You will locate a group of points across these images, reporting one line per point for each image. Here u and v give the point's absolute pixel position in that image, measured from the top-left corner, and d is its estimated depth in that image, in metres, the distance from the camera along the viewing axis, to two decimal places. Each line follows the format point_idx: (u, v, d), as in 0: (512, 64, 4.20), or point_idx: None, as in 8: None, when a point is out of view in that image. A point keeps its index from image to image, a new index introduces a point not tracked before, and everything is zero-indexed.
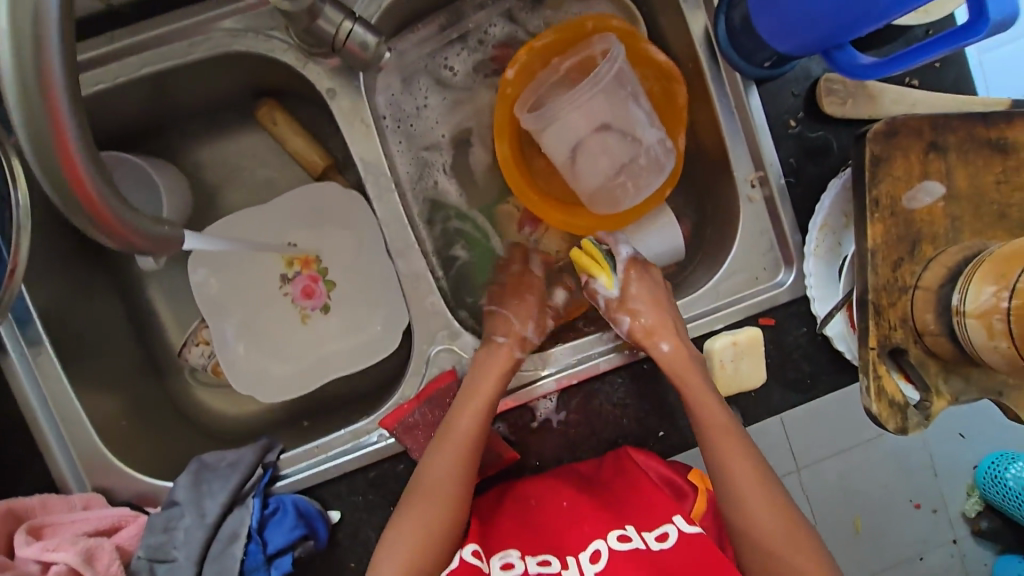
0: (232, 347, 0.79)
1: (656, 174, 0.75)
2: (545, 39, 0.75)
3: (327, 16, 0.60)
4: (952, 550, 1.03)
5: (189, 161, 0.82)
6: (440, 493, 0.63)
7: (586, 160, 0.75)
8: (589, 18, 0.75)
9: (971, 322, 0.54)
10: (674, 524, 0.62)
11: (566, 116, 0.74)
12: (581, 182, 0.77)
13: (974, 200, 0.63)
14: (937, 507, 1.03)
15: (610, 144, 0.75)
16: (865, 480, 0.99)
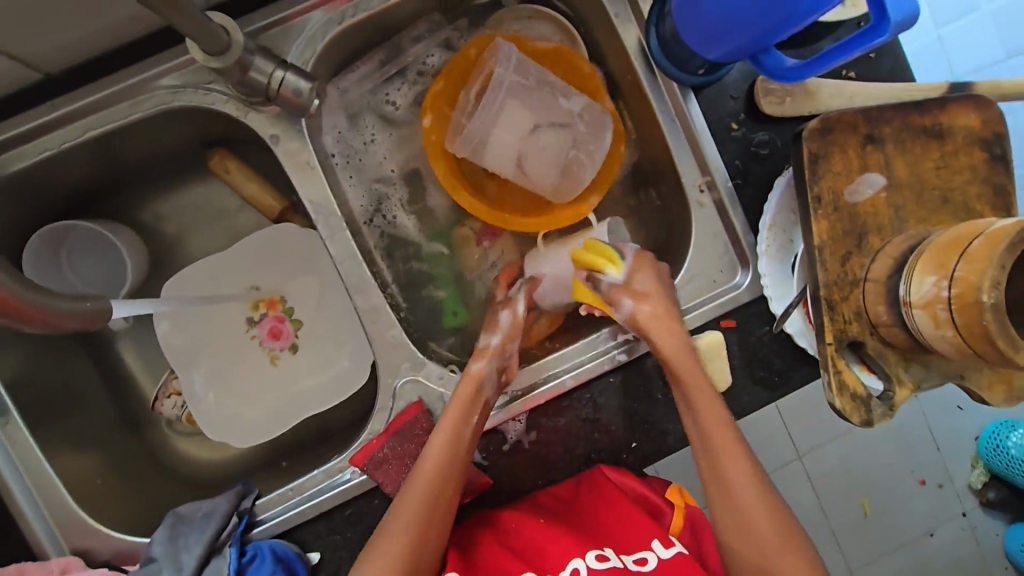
0: (203, 397, 0.79)
1: (601, 133, 0.75)
2: (440, 83, 0.76)
3: (257, 67, 0.61)
4: (962, 523, 1.05)
5: (149, 215, 0.84)
6: (416, 535, 0.60)
7: (535, 163, 0.76)
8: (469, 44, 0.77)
9: (917, 312, 0.54)
10: (652, 550, 0.62)
11: (495, 136, 0.74)
12: (541, 178, 0.76)
13: (916, 187, 0.63)
14: (943, 482, 1.05)
15: (547, 144, 0.75)
16: (868, 460, 1.03)
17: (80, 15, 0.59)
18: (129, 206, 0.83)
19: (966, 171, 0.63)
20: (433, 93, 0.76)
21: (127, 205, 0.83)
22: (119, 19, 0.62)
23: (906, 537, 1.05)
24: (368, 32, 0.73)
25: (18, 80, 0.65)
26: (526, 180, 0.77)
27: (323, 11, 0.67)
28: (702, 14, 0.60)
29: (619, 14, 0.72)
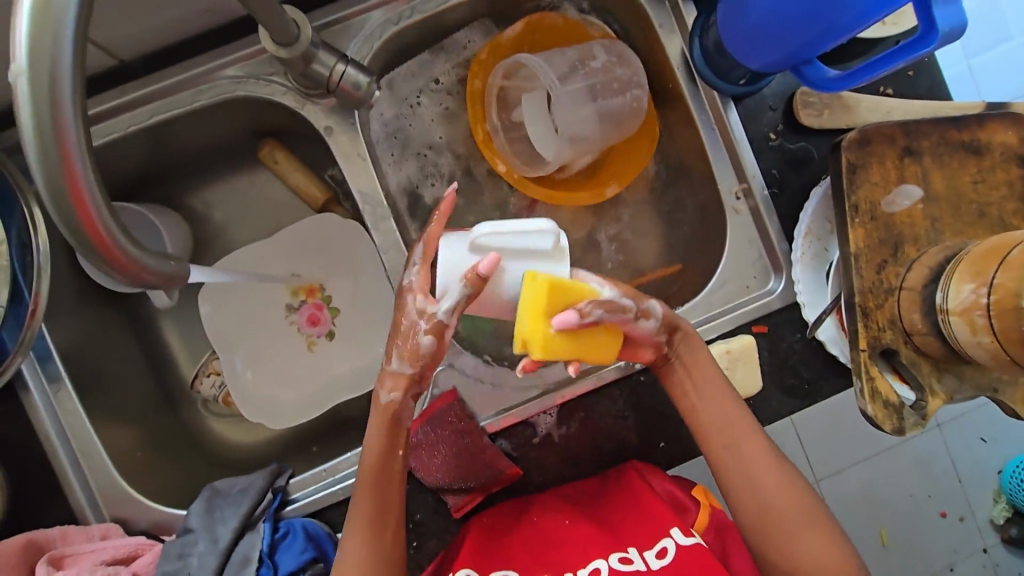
0: (242, 374, 0.82)
1: (629, 66, 0.77)
2: (479, 132, 0.77)
3: (320, 60, 0.64)
4: (983, 558, 1.04)
5: (199, 201, 0.88)
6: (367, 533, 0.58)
7: (587, 128, 0.77)
8: (469, 79, 0.78)
9: (954, 319, 0.55)
10: (671, 538, 0.63)
11: (562, 142, 0.77)
12: (595, 130, 0.78)
13: (952, 200, 0.64)
14: (965, 515, 1.04)
15: (590, 100, 0.77)
16: (888, 489, 1.01)
17: (161, 7, 0.64)
18: (181, 191, 0.87)
19: (1004, 187, 0.64)
20: (469, 105, 0.78)
21: (179, 190, 0.87)
22: (195, 11, 0.67)
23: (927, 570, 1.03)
24: (420, 34, 0.76)
25: (97, 65, 0.69)
26: (583, 145, 0.79)
27: (380, 11, 0.72)
28: (747, 26, 0.63)
29: (663, 24, 0.75)
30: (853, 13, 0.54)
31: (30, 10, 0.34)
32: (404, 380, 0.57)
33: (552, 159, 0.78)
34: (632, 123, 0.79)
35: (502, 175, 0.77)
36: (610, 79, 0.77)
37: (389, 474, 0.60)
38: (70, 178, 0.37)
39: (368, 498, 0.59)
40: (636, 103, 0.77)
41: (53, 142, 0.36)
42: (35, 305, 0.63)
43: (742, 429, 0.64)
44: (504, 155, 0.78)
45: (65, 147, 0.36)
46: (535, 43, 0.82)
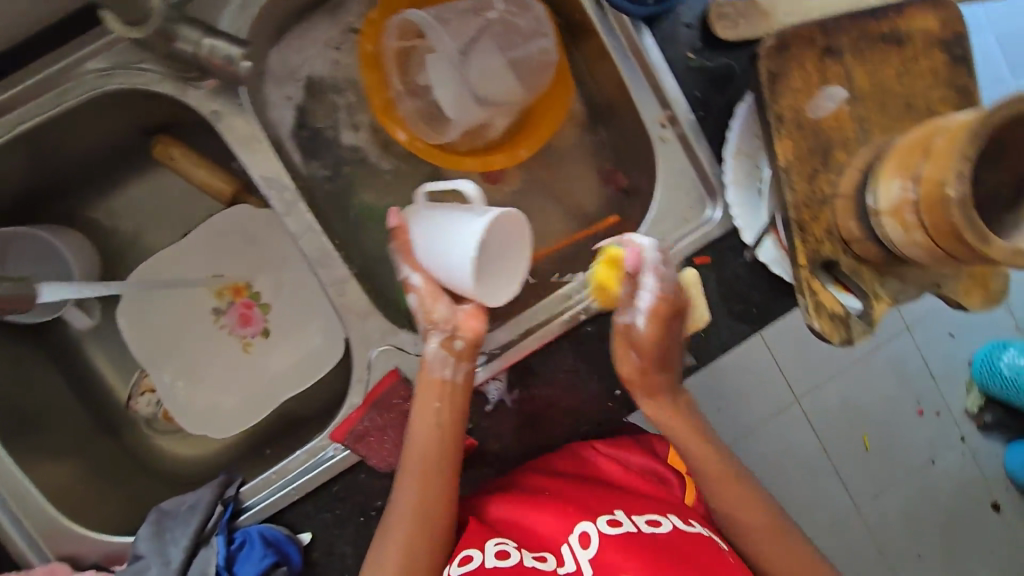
0: (176, 388, 0.77)
1: (524, 11, 0.73)
2: (377, 99, 0.72)
3: (183, 37, 0.58)
4: (963, 448, 1.34)
5: (102, 212, 0.81)
6: (422, 519, 0.62)
7: (503, 88, 0.74)
8: (361, 40, 0.72)
9: (887, 221, 0.52)
10: (668, 520, 0.63)
11: (473, 104, 0.74)
12: (505, 86, 0.74)
13: (878, 97, 0.61)
14: (940, 409, 1.34)
15: (502, 57, 0.74)
16: (863, 386, 1.32)
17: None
18: (78, 205, 0.80)
19: (929, 75, 0.62)
20: (364, 69, 0.72)
21: (76, 205, 0.80)
22: None
23: (911, 464, 1.33)
24: None
25: None
26: (499, 107, 0.75)
27: None
28: None
29: None
30: None
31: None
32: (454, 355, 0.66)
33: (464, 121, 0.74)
34: (548, 79, 0.74)
35: (404, 144, 0.72)
36: (517, 31, 0.74)
37: (434, 430, 0.64)
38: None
39: (413, 456, 0.63)
40: (548, 58, 0.73)
41: None
42: None
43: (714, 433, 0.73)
44: (406, 123, 0.73)
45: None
46: None
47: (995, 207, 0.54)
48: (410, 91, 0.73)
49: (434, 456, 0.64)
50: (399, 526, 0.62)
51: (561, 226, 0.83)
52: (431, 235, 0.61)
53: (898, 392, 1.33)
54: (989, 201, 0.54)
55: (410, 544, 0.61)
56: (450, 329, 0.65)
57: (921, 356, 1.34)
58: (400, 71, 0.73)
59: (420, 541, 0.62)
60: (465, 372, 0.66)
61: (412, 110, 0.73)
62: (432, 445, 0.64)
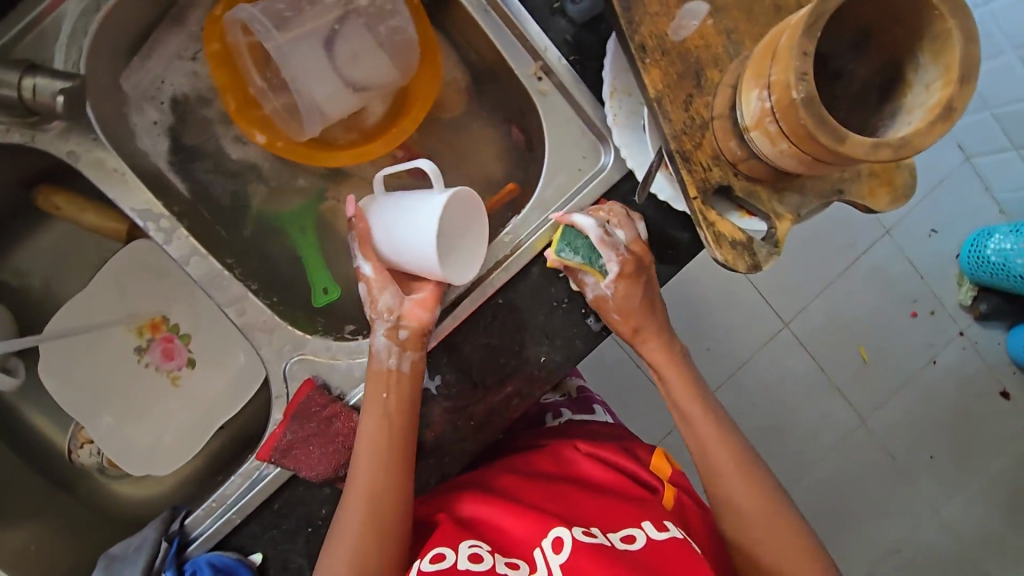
0: (111, 433, 0.76)
1: None
2: (232, 103, 0.71)
3: (2, 83, 0.56)
4: (961, 341, 1.34)
5: (8, 271, 0.80)
6: (373, 511, 0.61)
7: (371, 72, 0.71)
8: (206, 41, 0.70)
9: (755, 135, 0.49)
10: (643, 530, 0.62)
11: (340, 93, 0.71)
12: (372, 70, 0.71)
13: (743, 4, 0.58)
14: (934, 309, 1.34)
15: (368, 37, 0.70)
16: (850, 302, 1.31)
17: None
18: None
19: None
20: (214, 72, 0.70)
21: None
22: None
23: (913, 368, 1.33)
24: (135, 9, 0.66)
25: None
26: (369, 92, 0.73)
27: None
28: None
29: None
30: None
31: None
32: (398, 345, 0.65)
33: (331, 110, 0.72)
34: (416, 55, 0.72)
35: (265, 145, 0.72)
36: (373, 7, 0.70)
37: (383, 420, 0.63)
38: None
39: (364, 446, 0.63)
40: (407, 34, 0.70)
41: None
42: None
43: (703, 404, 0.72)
44: (266, 124, 0.72)
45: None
46: None
47: (872, 97, 0.50)
48: (271, 87, 0.71)
49: (383, 449, 0.63)
50: (350, 513, 0.62)
51: None
52: (391, 218, 0.63)
53: (886, 297, 1.33)
54: (864, 92, 0.50)
55: (363, 537, 0.61)
56: (393, 318, 0.66)
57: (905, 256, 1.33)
58: (259, 67, 0.71)
59: (373, 534, 0.61)
60: (412, 360, 0.65)
61: (276, 106, 0.72)
62: (381, 437, 0.63)
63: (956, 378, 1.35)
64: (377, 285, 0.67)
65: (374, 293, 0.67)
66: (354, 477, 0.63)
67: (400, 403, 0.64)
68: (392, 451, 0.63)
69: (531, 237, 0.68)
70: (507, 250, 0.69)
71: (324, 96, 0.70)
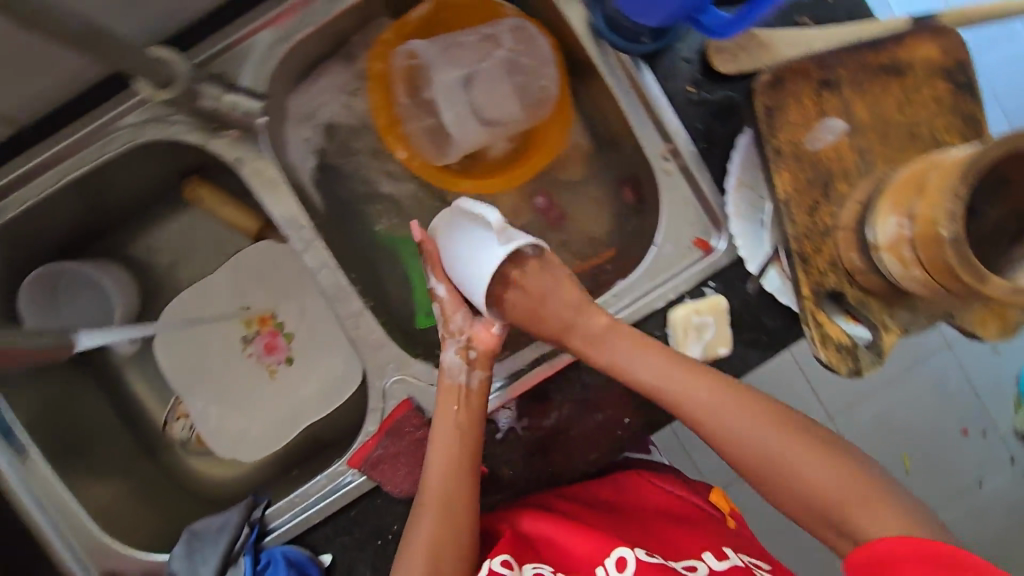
0: (207, 413, 0.82)
1: (528, 39, 0.75)
2: (382, 117, 0.77)
3: (205, 94, 0.62)
4: (1015, 464, 1.31)
5: (142, 247, 0.87)
6: (446, 518, 0.65)
7: (506, 113, 0.79)
8: (371, 58, 0.75)
9: (885, 256, 0.53)
10: (705, 560, 0.67)
11: (474, 128, 0.79)
12: (508, 112, 0.79)
13: (880, 127, 0.61)
14: (989, 425, 1.31)
15: (509, 84, 0.78)
16: (905, 409, 1.28)
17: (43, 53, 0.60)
18: (118, 243, 0.86)
19: (931, 104, 0.61)
20: (374, 91, 0.76)
21: (117, 241, 0.86)
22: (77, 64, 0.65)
23: (962, 483, 1.30)
24: (315, 44, 0.74)
25: None
26: (500, 129, 0.80)
27: (269, 30, 0.69)
28: None
29: None
30: None
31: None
32: (477, 357, 0.70)
33: (462, 142, 0.79)
34: (548, 109, 0.78)
35: (404, 162, 0.77)
36: (522, 62, 0.77)
37: (455, 434, 0.67)
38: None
39: (436, 457, 0.66)
40: (545, 89, 0.77)
41: None
42: None
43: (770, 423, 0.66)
44: (408, 141, 0.78)
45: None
46: (445, 22, 0.79)
47: (1002, 242, 0.53)
48: (418, 110, 0.78)
49: (453, 464, 0.66)
50: (424, 517, 0.65)
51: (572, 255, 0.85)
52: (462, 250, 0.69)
53: (942, 410, 1.29)
54: (995, 233, 0.53)
55: (436, 545, 0.64)
56: (463, 339, 0.71)
57: (965, 372, 1.30)
58: (408, 92, 0.78)
59: (445, 542, 0.65)
60: (481, 377, 0.70)
61: (421, 130, 0.78)
62: (453, 448, 0.66)
63: (1006, 500, 1.31)
64: (450, 301, 0.72)
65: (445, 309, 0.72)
66: (426, 484, 0.66)
67: (475, 423, 0.67)
68: (462, 464, 0.66)
69: (637, 303, 0.72)
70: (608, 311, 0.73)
71: (460, 129, 0.78)
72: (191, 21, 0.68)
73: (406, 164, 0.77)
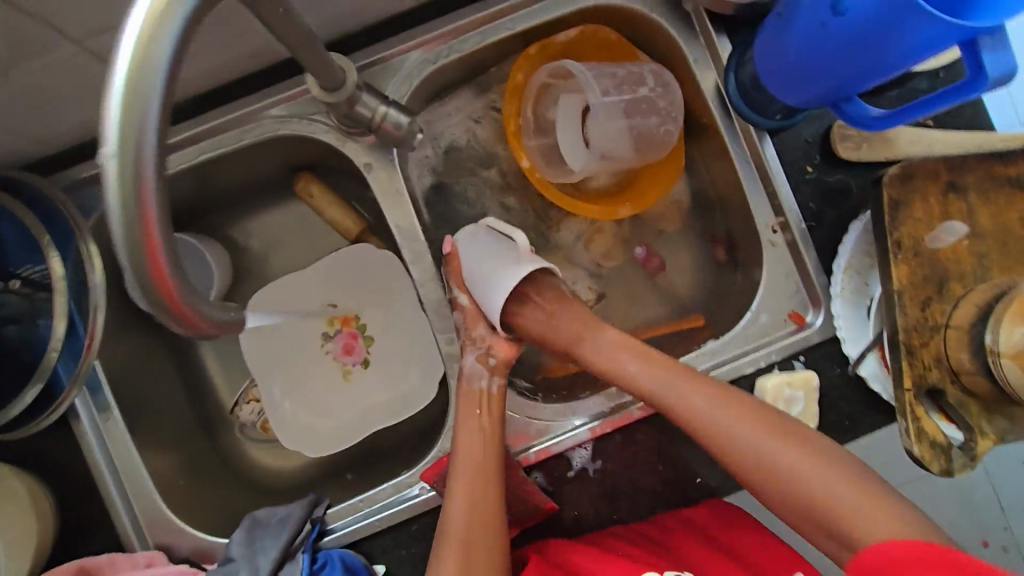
0: (280, 402, 0.83)
1: (664, 88, 0.76)
2: (512, 123, 0.78)
3: (363, 102, 0.66)
4: None
5: (239, 231, 0.88)
6: (477, 515, 0.65)
7: (621, 151, 0.78)
8: (514, 69, 0.78)
9: (1007, 362, 0.55)
10: None
11: (591, 156, 0.78)
12: (623, 150, 0.78)
13: (999, 237, 0.63)
14: None
15: (630, 121, 0.77)
16: None
17: (222, 44, 0.65)
18: (221, 223, 0.87)
19: None
20: (508, 100, 0.78)
21: (220, 221, 0.87)
22: (241, 55, 0.68)
23: None
24: (456, 70, 0.77)
25: None
26: (612, 163, 0.80)
27: (419, 51, 0.72)
28: (789, 58, 0.61)
29: (698, 58, 0.74)
30: (872, 67, 0.55)
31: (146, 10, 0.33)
32: (496, 362, 0.73)
33: (579, 168, 0.78)
34: (664, 151, 0.79)
35: (525, 171, 0.78)
36: (648, 104, 0.77)
37: (479, 433, 0.68)
38: (144, 215, 0.35)
39: (462, 459, 0.67)
40: (667, 137, 0.77)
41: (136, 201, 0.34)
42: (92, 337, 0.64)
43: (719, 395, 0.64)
44: (530, 152, 0.79)
45: (144, 182, 0.34)
46: (585, 53, 0.80)
47: None
48: (539, 128, 0.80)
49: (482, 463, 0.67)
50: (455, 519, 0.65)
51: (654, 306, 0.86)
52: (486, 267, 0.72)
53: (949, 532, 0.93)
54: None
55: (468, 538, 0.64)
56: (484, 348, 0.73)
57: (990, 487, 0.94)
58: (535, 109, 0.80)
59: (476, 535, 0.64)
60: (499, 384, 0.72)
61: (542, 144, 0.80)
62: (482, 448, 0.68)
63: None
64: (470, 308, 0.74)
65: (467, 317, 0.74)
66: (454, 483, 0.67)
67: (497, 425, 0.69)
68: (491, 461, 0.67)
69: (726, 364, 0.73)
70: (697, 368, 0.73)
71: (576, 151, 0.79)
72: (350, 33, 0.72)
73: (526, 171, 0.78)
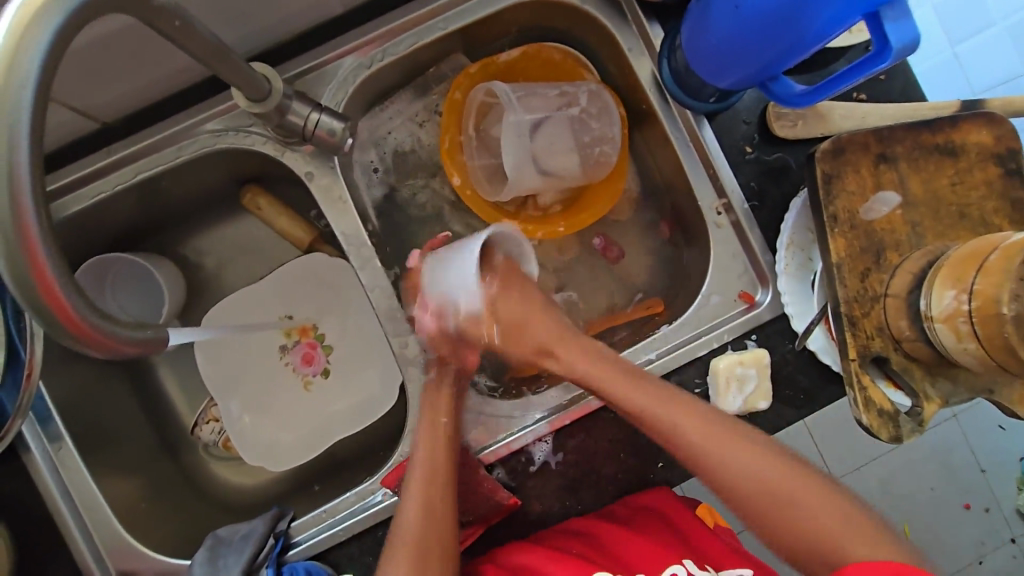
0: (239, 418, 0.83)
1: (602, 103, 0.77)
2: (446, 141, 0.78)
3: (294, 111, 0.66)
4: None
5: (190, 249, 0.87)
6: (426, 514, 0.63)
7: (564, 169, 0.78)
8: (452, 87, 0.78)
9: (939, 326, 0.56)
10: (683, 566, 0.63)
11: (527, 174, 0.77)
12: (563, 163, 0.78)
13: (931, 204, 0.64)
14: None
15: (569, 139, 0.78)
16: None
17: (146, 62, 0.64)
18: (169, 242, 0.86)
19: (982, 186, 0.64)
20: (445, 117, 0.78)
21: (168, 241, 0.86)
22: (168, 73, 0.67)
23: None
24: (393, 73, 0.77)
25: (79, 131, 0.69)
26: (553, 180, 0.79)
27: (352, 56, 0.72)
28: (709, 44, 0.62)
29: (632, 48, 0.75)
30: (784, 48, 0.56)
31: (4, 41, 0.35)
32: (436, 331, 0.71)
33: (513, 180, 0.76)
34: (603, 172, 0.79)
35: (456, 188, 0.79)
36: (586, 120, 0.78)
37: (437, 434, 0.67)
38: (23, 232, 0.36)
39: (420, 464, 0.65)
40: (606, 157, 0.78)
41: (15, 220, 0.36)
42: (31, 366, 0.63)
43: (673, 402, 0.63)
44: (462, 168, 0.79)
45: (20, 201, 0.36)
46: (529, 71, 0.81)
47: None
48: (476, 143, 0.80)
49: (436, 464, 0.66)
50: (406, 523, 0.63)
51: (613, 296, 0.86)
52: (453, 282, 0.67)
53: (930, 499, 0.94)
54: None
55: (421, 543, 0.62)
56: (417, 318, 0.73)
57: (967, 451, 0.95)
58: (476, 121, 0.80)
59: (432, 538, 0.62)
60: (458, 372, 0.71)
61: (481, 164, 0.80)
62: (442, 454, 0.66)
63: None
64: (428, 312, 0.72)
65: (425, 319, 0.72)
66: (409, 481, 0.65)
67: (453, 426, 0.68)
68: (445, 455, 0.66)
69: (678, 350, 0.73)
70: (651, 354, 0.73)
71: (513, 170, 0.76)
72: (280, 42, 0.71)
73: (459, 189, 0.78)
